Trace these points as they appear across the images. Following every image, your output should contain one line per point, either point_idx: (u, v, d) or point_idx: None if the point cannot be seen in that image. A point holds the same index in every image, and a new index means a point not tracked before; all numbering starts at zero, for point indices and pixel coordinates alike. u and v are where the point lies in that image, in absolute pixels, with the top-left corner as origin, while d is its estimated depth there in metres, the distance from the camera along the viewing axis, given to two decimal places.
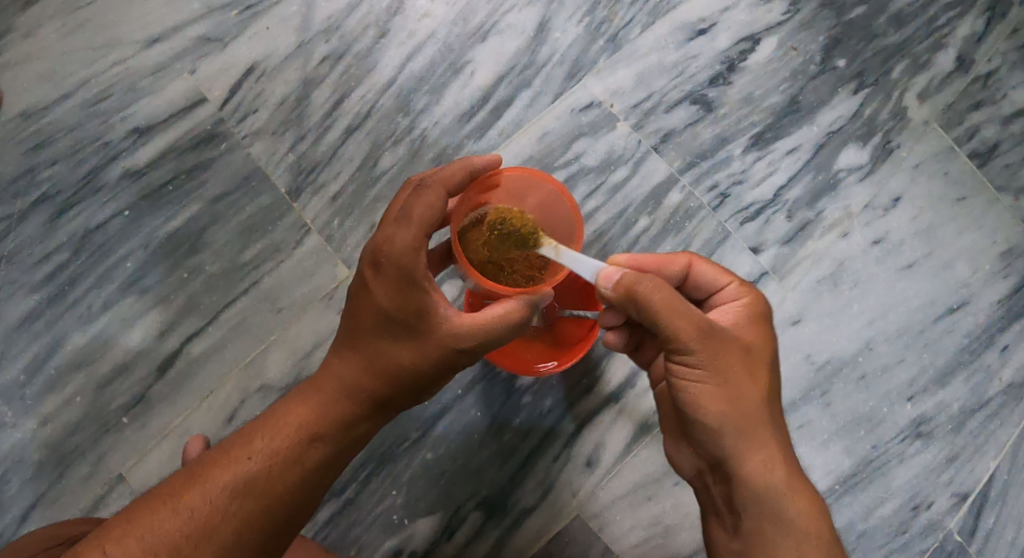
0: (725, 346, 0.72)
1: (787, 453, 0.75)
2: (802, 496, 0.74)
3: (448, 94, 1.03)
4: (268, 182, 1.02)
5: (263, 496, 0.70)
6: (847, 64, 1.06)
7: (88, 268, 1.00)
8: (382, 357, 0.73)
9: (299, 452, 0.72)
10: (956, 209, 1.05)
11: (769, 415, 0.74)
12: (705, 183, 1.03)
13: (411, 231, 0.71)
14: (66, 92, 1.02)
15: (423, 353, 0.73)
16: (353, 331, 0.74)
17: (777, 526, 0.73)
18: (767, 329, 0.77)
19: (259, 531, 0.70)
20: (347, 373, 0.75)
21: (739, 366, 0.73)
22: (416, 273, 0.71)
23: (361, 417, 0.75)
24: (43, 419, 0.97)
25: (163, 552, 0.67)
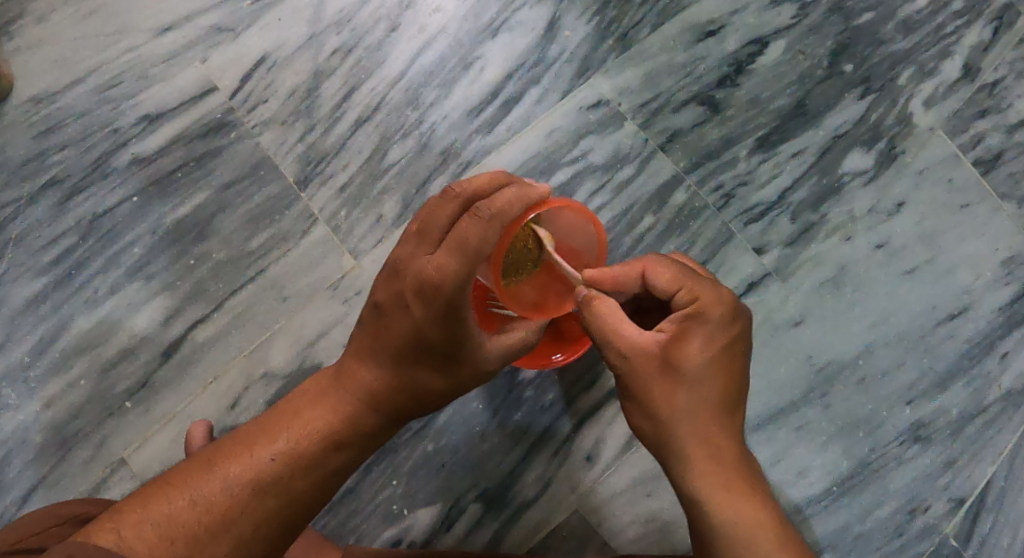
0: (638, 367, 0.75)
1: (723, 466, 0.75)
2: (726, 507, 0.74)
3: (457, 89, 1.03)
4: (276, 171, 1.03)
5: (283, 495, 0.71)
6: (854, 69, 1.07)
7: (95, 253, 1.01)
8: (408, 371, 0.75)
9: (321, 456, 0.73)
10: (959, 216, 1.05)
11: (694, 431, 0.74)
12: (711, 183, 1.03)
13: (467, 264, 0.68)
14: (77, 79, 1.03)
15: (449, 373, 0.76)
16: (383, 342, 0.75)
17: (706, 533, 0.74)
18: (700, 341, 0.73)
19: (276, 528, 0.70)
20: (369, 381, 0.76)
21: (655, 387, 0.75)
22: (462, 309, 0.71)
23: (381, 426, 0.77)
24: (47, 401, 0.98)
25: (181, 540, 0.67)
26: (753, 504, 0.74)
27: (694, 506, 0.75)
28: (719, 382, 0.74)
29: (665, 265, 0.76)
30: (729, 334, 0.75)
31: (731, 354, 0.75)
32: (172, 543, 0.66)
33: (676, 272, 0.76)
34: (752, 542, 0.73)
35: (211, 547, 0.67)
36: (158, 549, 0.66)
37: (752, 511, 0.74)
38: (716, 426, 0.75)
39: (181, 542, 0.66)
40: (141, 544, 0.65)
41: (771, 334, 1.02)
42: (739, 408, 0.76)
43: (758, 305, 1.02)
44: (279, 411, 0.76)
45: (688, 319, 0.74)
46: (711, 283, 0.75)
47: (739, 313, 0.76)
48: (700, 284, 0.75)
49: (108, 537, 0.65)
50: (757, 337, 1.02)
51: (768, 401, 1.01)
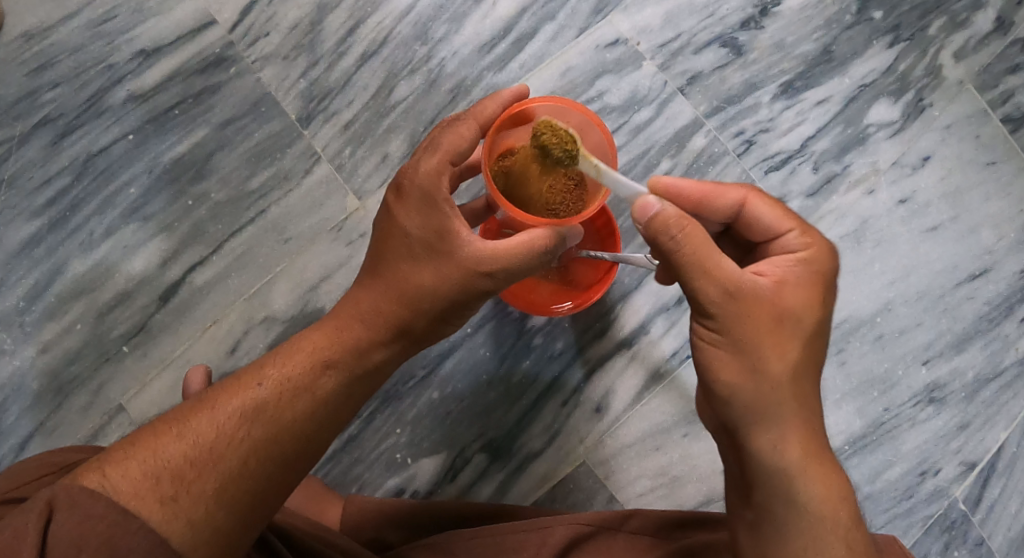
0: (751, 314, 0.64)
1: (813, 433, 0.66)
2: (820, 476, 0.65)
3: (468, 24, 0.99)
4: (277, 109, 0.98)
5: (273, 424, 0.63)
6: (884, 16, 1.02)
7: (91, 195, 0.97)
8: (403, 280, 0.67)
9: (310, 379, 0.65)
10: (985, 173, 1.02)
11: (798, 392, 0.65)
12: (731, 129, 0.99)
13: (435, 154, 0.67)
14: (70, 12, 0.98)
15: (448, 277, 0.67)
16: (376, 256, 0.69)
17: (789, 504, 0.65)
18: (818, 297, 0.67)
19: (266, 464, 0.62)
20: (366, 302, 0.68)
21: (764, 336, 0.65)
22: (438, 195, 0.66)
23: (380, 345, 0.68)
24: (42, 346, 0.95)
25: (165, 477, 0.59)
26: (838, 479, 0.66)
27: (781, 475, 0.65)
28: (818, 347, 0.67)
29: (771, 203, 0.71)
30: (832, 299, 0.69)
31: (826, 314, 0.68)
32: (157, 480, 0.59)
33: (783, 211, 0.71)
34: (840, 521, 0.65)
35: (197, 484, 0.60)
36: (141, 488, 0.58)
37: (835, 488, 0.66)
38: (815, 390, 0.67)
39: (164, 478, 0.59)
40: (125, 484, 0.58)
41: None
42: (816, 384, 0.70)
43: None
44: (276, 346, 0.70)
45: (800, 268, 0.67)
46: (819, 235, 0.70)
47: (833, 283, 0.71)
48: (810, 236, 0.69)
49: (93, 478, 0.58)
50: None
51: None
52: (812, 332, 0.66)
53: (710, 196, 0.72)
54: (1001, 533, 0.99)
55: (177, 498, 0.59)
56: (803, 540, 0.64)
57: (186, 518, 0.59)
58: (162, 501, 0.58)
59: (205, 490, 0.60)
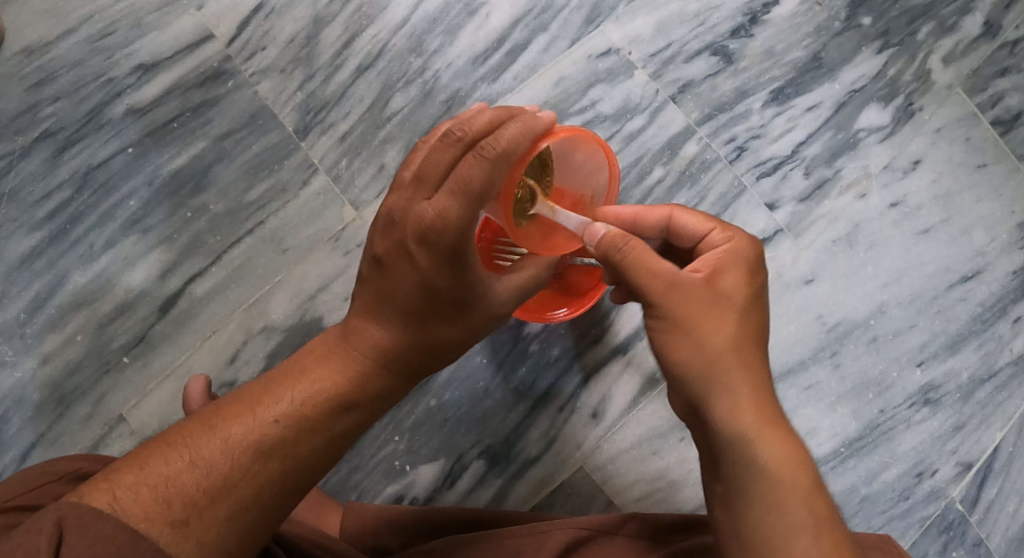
0: (685, 300, 0.68)
1: (763, 403, 0.68)
2: (779, 439, 0.66)
3: (463, 36, 1.00)
4: (274, 121, 1.00)
5: (293, 463, 0.64)
6: (873, 22, 1.03)
7: (91, 207, 0.98)
8: (422, 326, 0.69)
9: (328, 418, 0.66)
10: (976, 176, 1.03)
11: (740, 361, 0.68)
12: (723, 136, 1.01)
13: (467, 204, 0.64)
14: (69, 28, 1.00)
15: (470, 323, 0.71)
16: (393, 295, 0.69)
17: (750, 471, 0.66)
18: (742, 274, 0.70)
19: (279, 495, 0.64)
20: (384, 341, 0.69)
21: (699, 316, 0.68)
22: (467, 250, 0.66)
23: (394, 383, 0.70)
24: (43, 358, 0.96)
25: (176, 502, 0.60)
26: (792, 447, 0.66)
27: (735, 443, 0.66)
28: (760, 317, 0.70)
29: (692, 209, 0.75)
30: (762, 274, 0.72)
31: (756, 293, 0.70)
32: (169, 505, 0.59)
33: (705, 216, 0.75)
34: (799, 482, 0.65)
35: (209, 511, 0.60)
36: (153, 512, 0.59)
37: (792, 444, 0.67)
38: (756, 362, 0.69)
39: (176, 504, 0.60)
40: (138, 507, 0.59)
41: (782, 292, 1.00)
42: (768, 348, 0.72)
43: (770, 262, 1.00)
44: (282, 369, 0.69)
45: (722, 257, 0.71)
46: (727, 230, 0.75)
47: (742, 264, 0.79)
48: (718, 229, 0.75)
49: (103, 500, 0.59)
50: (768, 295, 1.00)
51: (777, 360, 0.99)
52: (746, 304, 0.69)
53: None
54: (998, 533, 1.00)
55: (188, 522, 0.60)
56: (768, 504, 0.65)
57: (196, 541, 0.60)
58: (173, 524, 0.59)
59: (217, 517, 0.61)
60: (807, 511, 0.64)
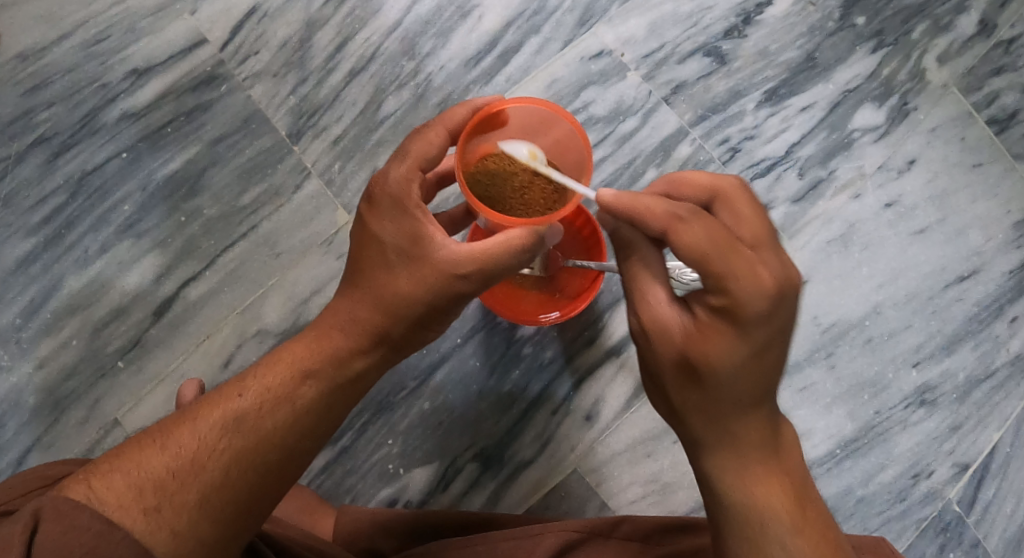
0: (656, 349, 0.66)
1: (746, 454, 0.65)
2: (755, 490, 0.64)
3: (455, 38, 1.00)
4: (268, 125, 1.00)
5: (254, 436, 0.63)
6: (867, 21, 1.03)
7: (85, 212, 0.98)
8: (381, 287, 0.67)
9: (290, 389, 0.65)
10: (971, 175, 1.02)
11: (711, 415, 0.65)
12: (716, 137, 1.00)
13: (403, 163, 0.68)
14: (62, 33, 1.00)
15: (425, 280, 0.66)
16: (353, 267, 0.68)
17: (724, 521, 0.65)
18: (725, 336, 0.62)
19: (247, 473, 0.62)
20: (346, 313, 0.68)
21: (667, 369, 0.66)
22: (408, 201, 0.67)
23: (362, 351, 0.67)
24: (38, 362, 0.96)
25: (148, 488, 0.59)
26: (770, 493, 0.64)
27: (711, 489, 0.66)
28: (750, 374, 0.63)
29: (698, 232, 0.61)
30: (764, 325, 0.62)
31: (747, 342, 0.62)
32: (140, 491, 0.59)
33: (707, 240, 0.61)
34: (776, 535, 0.63)
35: (179, 494, 0.60)
36: (126, 498, 0.59)
37: (773, 497, 0.64)
38: (742, 418, 0.65)
39: (148, 489, 0.59)
40: (112, 495, 0.59)
41: None
42: (771, 401, 0.65)
43: None
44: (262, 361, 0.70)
45: (714, 311, 0.62)
46: (750, 263, 0.61)
47: (786, 299, 0.62)
48: (733, 267, 0.61)
49: (79, 490, 0.59)
50: None
51: None
52: (730, 365, 0.63)
53: (637, 217, 0.64)
54: (996, 534, 0.99)
55: (160, 508, 0.59)
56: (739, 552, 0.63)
57: (170, 528, 0.59)
58: (146, 511, 0.59)
59: (187, 502, 0.60)
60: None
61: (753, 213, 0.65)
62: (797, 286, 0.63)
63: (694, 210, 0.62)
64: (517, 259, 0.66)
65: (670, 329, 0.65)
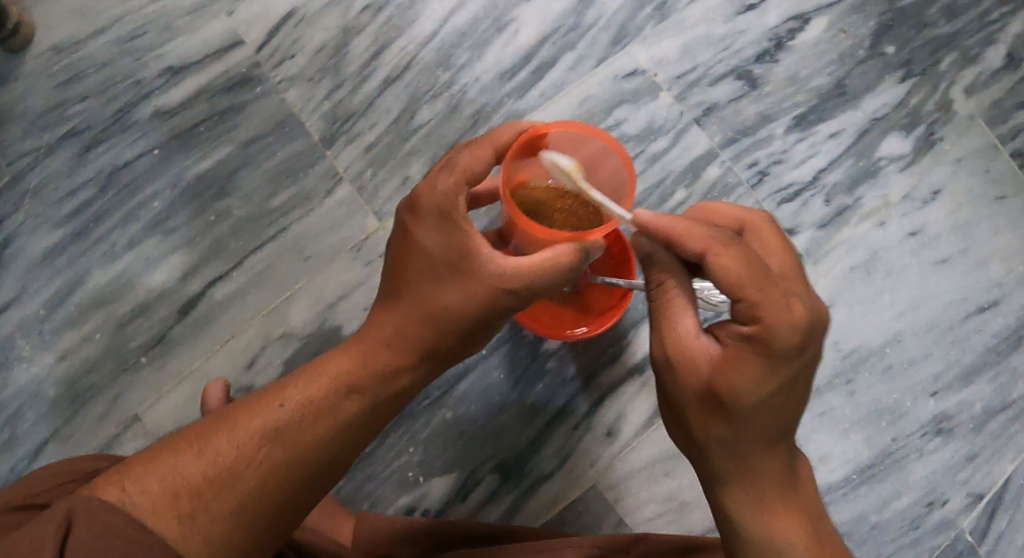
0: (681, 379, 0.66)
1: (765, 489, 0.66)
2: (776, 524, 0.66)
3: (490, 51, 1.01)
4: (301, 129, 1.01)
5: (294, 446, 0.64)
6: (897, 51, 1.04)
7: (115, 207, 0.99)
8: (428, 302, 0.69)
9: (331, 401, 0.67)
10: (995, 208, 1.03)
11: (732, 450, 0.66)
12: (745, 160, 1.01)
13: (451, 177, 0.69)
14: (100, 28, 1.01)
15: (470, 296, 0.68)
16: (398, 278, 0.70)
17: (741, 551, 0.67)
18: (754, 371, 0.63)
19: (284, 484, 0.64)
20: (390, 326, 0.70)
21: (691, 401, 0.66)
22: (455, 216, 0.68)
23: (402, 366, 0.70)
24: (61, 354, 0.97)
25: (185, 494, 0.61)
26: (791, 528, 0.66)
27: (727, 520, 0.67)
28: (774, 410, 0.64)
29: (734, 261, 0.63)
30: (792, 362, 0.63)
31: (769, 380, 0.63)
32: (176, 497, 0.61)
33: (744, 270, 0.63)
34: None
35: (216, 502, 0.61)
36: (161, 503, 0.60)
37: (791, 533, 0.65)
38: (763, 452, 0.66)
39: (183, 495, 0.61)
40: (147, 500, 0.60)
41: None
42: (791, 434, 0.66)
43: None
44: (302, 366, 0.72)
45: (744, 342, 0.63)
46: (782, 299, 0.63)
47: (815, 333, 0.64)
48: (766, 299, 0.62)
49: (113, 492, 0.60)
50: None
51: None
52: (754, 401, 0.63)
53: (678, 242, 0.65)
54: None
55: (195, 515, 0.60)
56: None
57: (203, 534, 0.60)
58: (181, 517, 0.60)
59: (223, 509, 0.61)
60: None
61: (780, 249, 0.67)
62: (824, 325, 0.65)
63: (729, 236, 0.64)
64: (555, 282, 0.69)
65: (697, 361, 0.65)
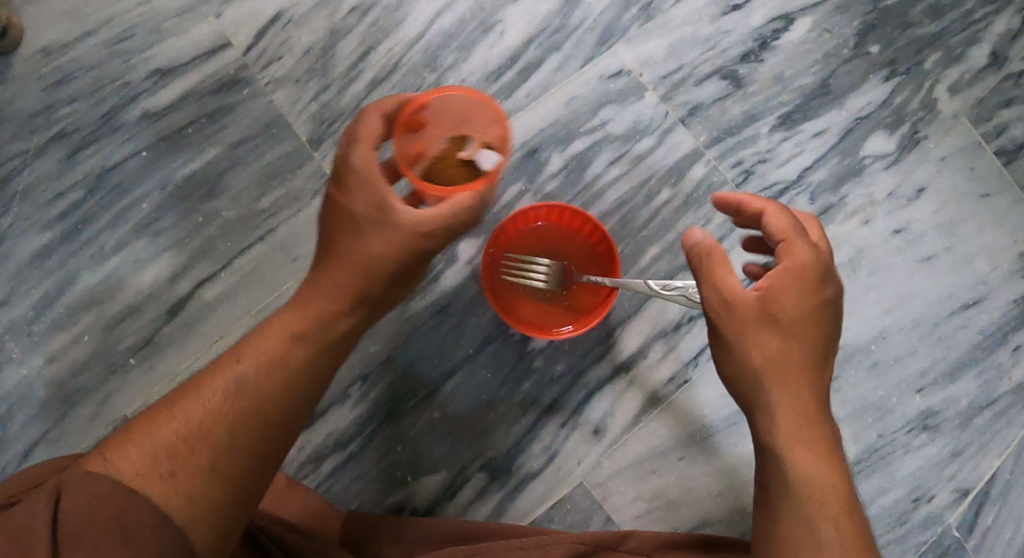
0: (735, 315, 0.71)
1: (807, 422, 0.69)
2: (816, 455, 0.69)
3: (477, 52, 1.01)
4: (289, 130, 1.01)
5: (254, 395, 0.66)
6: (881, 50, 1.05)
7: (103, 208, 0.99)
8: (358, 252, 0.72)
9: (281, 350, 0.69)
10: (979, 205, 1.04)
11: (785, 380, 0.69)
12: (730, 159, 1.02)
13: (364, 147, 0.72)
14: (88, 30, 1.01)
15: (399, 241, 0.72)
16: (331, 238, 0.73)
17: (783, 483, 0.69)
18: (796, 299, 0.70)
19: (254, 431, 0.66)
20: (329, 279, 0.72)
21: (747, 335, 0.70)
22: (373, 173, 0.71)
23: (347, 310, 0.72)
24: (49, 356, 0.97)
25: (161, 455, 0.63)
26: (829, 460, 0.69)
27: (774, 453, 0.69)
28: (814, 341, 0.70)
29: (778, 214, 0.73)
30: (825, 294, 0.70)
31: (816, 308, 0.70)
32: (154, 459, 0.62)
33: (790, 223, 0.72)
34: (829, 500, 0.68)
35: (192, 458, 0.63)
36: (141, 466, 0.62)
37: (827, 464, 0.69)
38: (808, 383, 0.70)
39: (161, 456, 0.63)
40: (127, 465, 0.62)
41: None
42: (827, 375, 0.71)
43: None
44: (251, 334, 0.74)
45: (789, 275, 0.70)
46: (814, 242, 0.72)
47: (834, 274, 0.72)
48: (803, 241, 0.71)
49: (94, 464, 0.62)
50: None
51: None
52: (796, 327, 0.70)
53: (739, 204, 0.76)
54: None
55: (175, 473, 0.62)
56: (797, 518, 0.68)
57: (187, 491, 0.62)
58: (162, 477, 0.62)
59: (200, 466, 0.63)
60: (837, 529, 0.67)
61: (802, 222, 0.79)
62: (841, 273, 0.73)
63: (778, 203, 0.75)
64: (464, 220, 0.72)
65: (751, 297, 0.70)
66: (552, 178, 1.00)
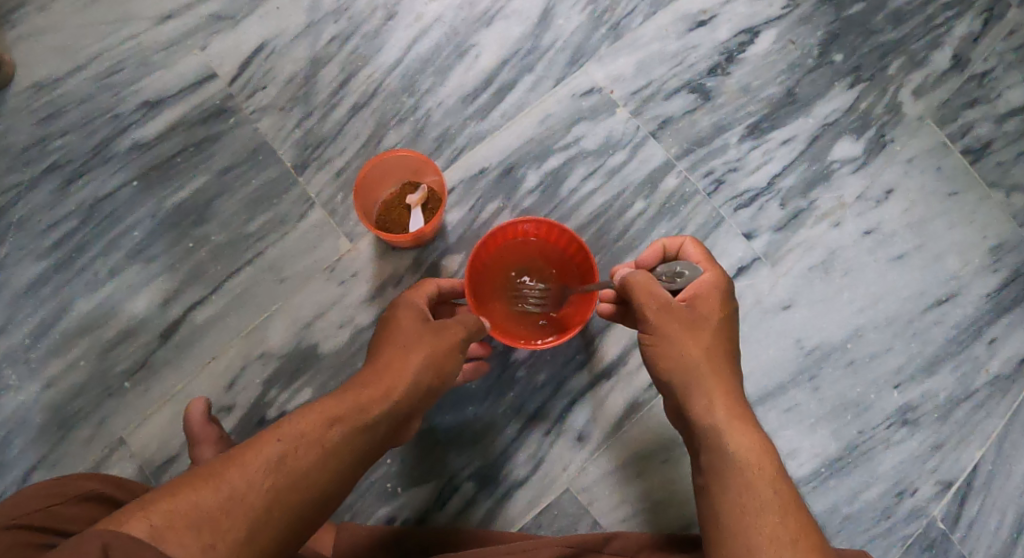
0: (663, 320, 0.82)
1: (734, 402, 0.80)
2: (745, 433, 0.78)
3: (453, 76, 1.05)
4: (274, 156, 1.04)
5: (304, 487, 0.71)
6: (844, 58, 1.08)
7: (95, 237, 1.02)
8: (415, 356, 0.80)
9: (343, 441, 0.74)
10: (949, 203, 1.07)
11: (712, 368, 0.81)
12: (702, 169, 1.05)
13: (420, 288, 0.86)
14: (78, 65, 1.04)
15: (444, 352, 0.81)
16: (394, 340, 0.81)
17: (722, 458, 0.77)
18: (715, 302, 0.83)
19: (299, 515, 0.70)
20: (390, 373, 0.79)
21: (675, 334, 0.82)
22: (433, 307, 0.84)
23: (401, 410, 0.78)
24: (46, 382, 1.00)
25: (203, 528, 0.65)
26: (756, 434, 0.78)
27: (710, 434, 0.78)
28: (727, 338, 0.83)
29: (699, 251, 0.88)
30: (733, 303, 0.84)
31: (732, 313, 0.84)
32: (196, 530, 0.65)
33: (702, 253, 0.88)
34: (763, 468, 0.76)
35: (230, 533, 0.66)
36: (183, 534, 0.64)
37: (756, 437, 0.78)
38: (728, 370, 0.82)
39: (203, 528, 0.65)
40: (170, 531, 0.64)
41: (760, 318, 1.04)
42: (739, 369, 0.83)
43: (748, 288, 1.05)
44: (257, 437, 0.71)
45: (707, 286, 0.83)
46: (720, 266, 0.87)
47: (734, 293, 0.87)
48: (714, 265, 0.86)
49: (143, 521, 0.64)
50: (746, 321, 1.04)
51: (758, 384, 1.04)
52: (713, 328, 0.82)
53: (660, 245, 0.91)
54: (981, 550, 1.03)
55: (215, 545, 0.65)
56: (740, 487, 0.75)
57: None
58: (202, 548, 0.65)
59: (237, 540, 0.66)
60: (775, 492, 0.75)
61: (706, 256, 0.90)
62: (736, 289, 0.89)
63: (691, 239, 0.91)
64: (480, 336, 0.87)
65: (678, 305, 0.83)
66: (530, 193, 1.04)
